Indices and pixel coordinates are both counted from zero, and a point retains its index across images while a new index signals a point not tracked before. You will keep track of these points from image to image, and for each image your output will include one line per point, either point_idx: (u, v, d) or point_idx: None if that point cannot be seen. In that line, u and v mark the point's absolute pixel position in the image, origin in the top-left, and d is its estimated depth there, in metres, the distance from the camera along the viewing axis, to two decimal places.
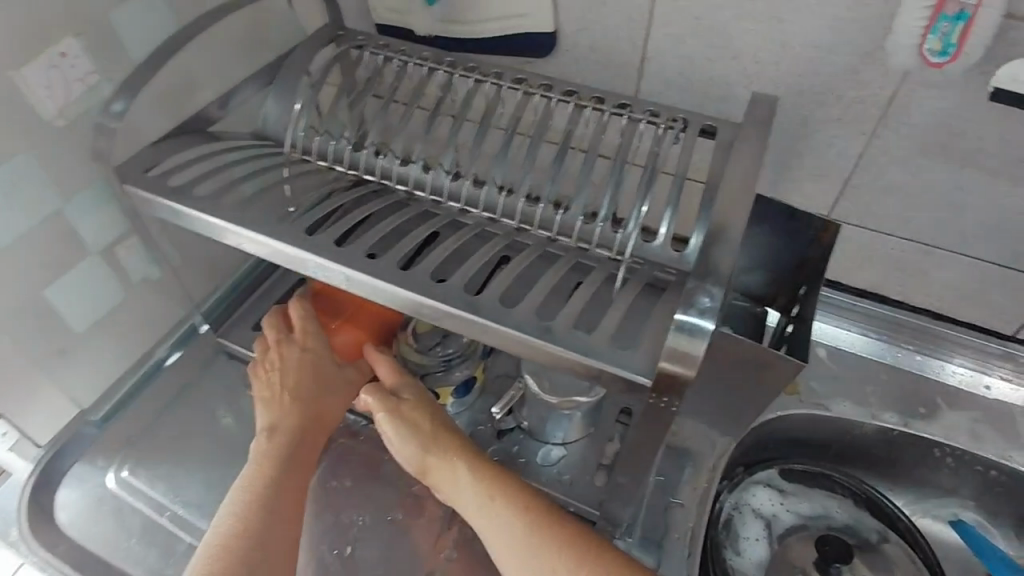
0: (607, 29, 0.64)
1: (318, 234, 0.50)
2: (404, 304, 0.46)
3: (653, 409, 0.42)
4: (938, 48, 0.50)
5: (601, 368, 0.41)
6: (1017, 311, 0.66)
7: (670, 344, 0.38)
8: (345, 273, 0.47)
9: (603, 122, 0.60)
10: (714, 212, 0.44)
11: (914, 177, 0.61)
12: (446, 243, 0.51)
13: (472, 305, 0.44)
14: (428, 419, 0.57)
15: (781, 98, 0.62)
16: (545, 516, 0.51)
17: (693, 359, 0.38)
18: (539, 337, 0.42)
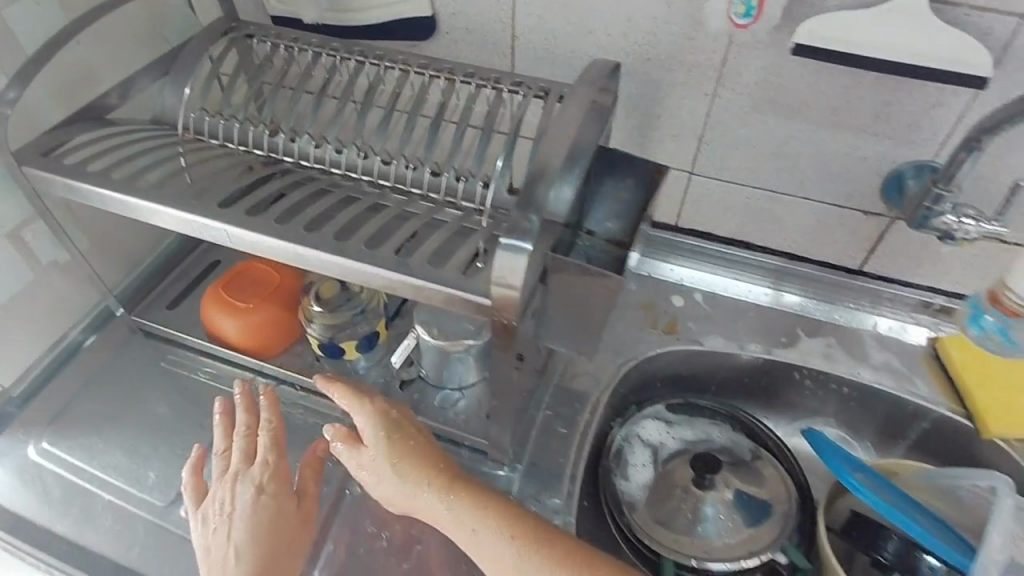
0: (479, 12, 0.71)
1: (204, 198, 0.55)
2: (281, 254, 0.52)
3: (501, 329, 0.49)
4: (742, 11, 0.60)
5: (451, 293, 0.48)
6: (855, 246, 0.75)
7: (498, 261, 0.45)
8: (227, 230, 0.52)
9: (474, 94, 0.66)
10: (545, 156, 0.51)
11: (753, 131, 0.70)
12: (324, 202, 0.57)
13: (339, 249, 0.50)
14: (410, 456, 0.57)
15: (635, 67, 0.69)
16: (538, 537, 0.54)
17: (517, 275, 0.45)
18: (397, 271, 0.49)
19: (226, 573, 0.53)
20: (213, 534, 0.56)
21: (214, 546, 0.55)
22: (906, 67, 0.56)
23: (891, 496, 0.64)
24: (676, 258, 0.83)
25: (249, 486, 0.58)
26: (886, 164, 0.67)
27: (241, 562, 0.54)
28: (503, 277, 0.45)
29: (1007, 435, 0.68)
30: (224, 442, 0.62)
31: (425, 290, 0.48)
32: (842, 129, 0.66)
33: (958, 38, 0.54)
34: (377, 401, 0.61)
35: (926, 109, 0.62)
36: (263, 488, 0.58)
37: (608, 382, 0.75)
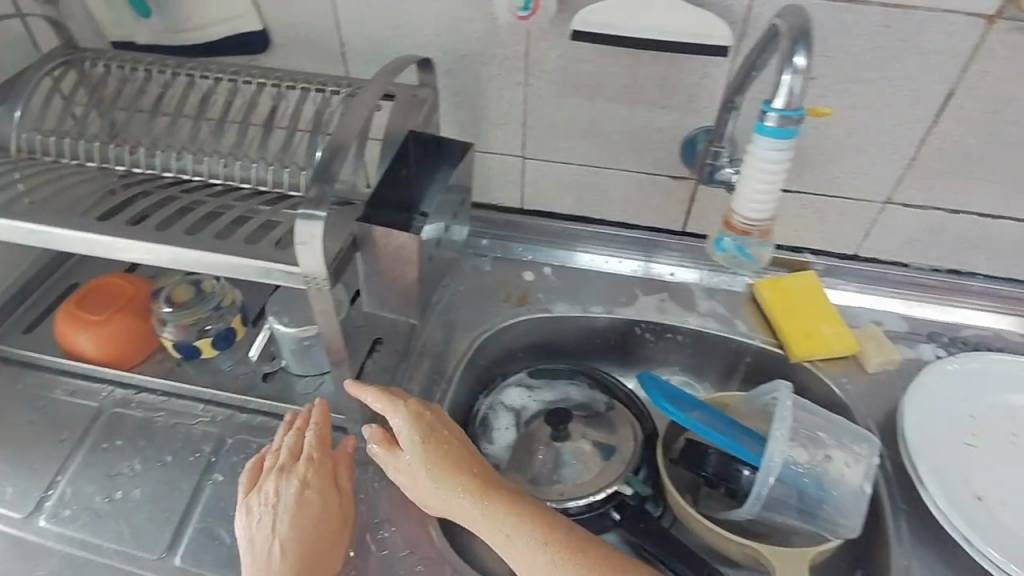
0: (307, 24, 0.76)
1: (32, 208, 0.60)
2: (109, 249, 0.57)
3: (316, 291, 0.54)
4: (522, 4, 0.65)
5: (266, 266, 0.54)
6: (673, 208, 0.84)
7: (300, 227, 0.50)
8: (52, 232, 0.58)
9: (306, 98, 0.71)
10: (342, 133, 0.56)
11: (566, 113, 0.78)
12: (154, 201, 0.63)
13: (159, 238, 0.56)
14: (440, 461, 0.60)
15: (454, 63, 0.77)
16: (569, 538, 0.57)
17: (316, 236, 0.50)
18: (212, 251, 0.55)
19: (272, 564, 0.56)
20: (258, 524, 0.59)
21: (259, 536, 0.58)
22: (666, 43, 0.65)
23: (718, 428, 0.69)
24: (528, 239, 0.91)
25: (294, 481, 0.60)
26: (679, 131, 0.77)
27: (287, 554, 0.57)
28: (303, 240, 0.51)
29: (811, 358, 0.78)
30: (280, 437, 0.64)
31: (241, 262, 0.54)
32: (637, 104, 0.76)
33: (701, 15, 0.64)
34: (411, 402, 0.63)
35: (698, 80, 0.72)
36: (306, 495, 0.60)
37: (465, 355, 0.81)
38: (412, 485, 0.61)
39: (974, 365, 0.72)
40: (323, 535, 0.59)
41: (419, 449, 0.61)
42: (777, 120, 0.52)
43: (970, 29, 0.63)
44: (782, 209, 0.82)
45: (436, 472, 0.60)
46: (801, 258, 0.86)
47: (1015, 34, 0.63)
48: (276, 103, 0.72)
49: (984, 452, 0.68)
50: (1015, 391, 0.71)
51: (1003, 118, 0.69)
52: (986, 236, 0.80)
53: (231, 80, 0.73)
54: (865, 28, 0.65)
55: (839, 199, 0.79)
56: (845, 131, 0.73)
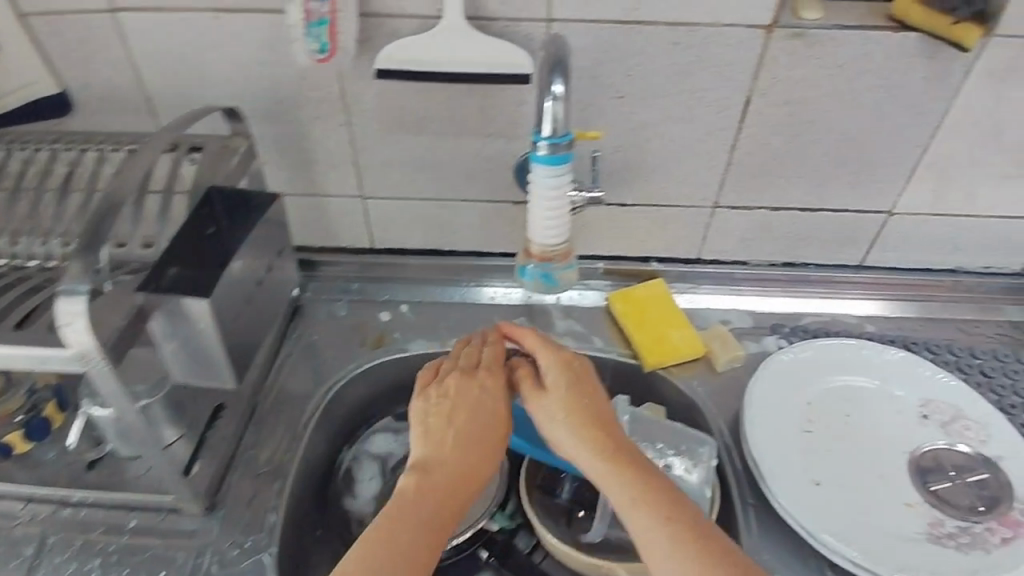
0: (105, 80, 0.72)
1: None
2: None
3: (99, 374, 0.52)
4: (318, 47, 0.63)
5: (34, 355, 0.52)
6: (520, 233, 0.85)
7: (60, 310, 0.50)
8: None
9: (107, 158, 0.71)
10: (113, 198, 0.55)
11: (395, 149, 0.77)
12: None
13: None
14: (584, 415, 0.62)
15: (271, 110, 0.74)
16: (656, 492, 0.57)
17: (79, 317, 0.50)
18: None
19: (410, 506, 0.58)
20: (429, 440, 0.62)
21: (431, 462, 0.61)
22: (469, 75, 0.65)
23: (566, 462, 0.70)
24: (383, 279, 0.89)
25: (478, 387, 0.65)
26: (510, 158, 0.78)
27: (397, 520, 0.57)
28: (67, 323, 0.50)
29: (665, 366, 0.80)
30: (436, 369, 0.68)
31: (12, 355, 0.52)
32: (463, 135, 0.76)
33: (500, 45, 0.65)
34: (560, 352, 0.66)
35: (515, 106, 0.73)
36: (485, 427, 0.63)
37: (318, 407, 0.78)
38: (556, 435, 0.62)
39: (806, 352, 0.76)
40: (433, 499, 0.59)
41: (576, 391, 0.64)
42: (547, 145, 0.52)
43: (751, 40, 0.67)
44: (622, 222, 0.84)
45: (585, 419, 0.62)
46: (649, 267, 0.89)
47: (791, 42, 0.67)
48: (77, 166, 0.71)
49: (819, 435, 0.71)
50: (844, 373, 0.75)
51: (798, 119, 0.73)
52: (809, 228, 0.84)
53: (28, 150, 0.71)
54: (658, 46, 0.68)
55: (671, 208, 0.82)
56: (662, 144, 0.76)
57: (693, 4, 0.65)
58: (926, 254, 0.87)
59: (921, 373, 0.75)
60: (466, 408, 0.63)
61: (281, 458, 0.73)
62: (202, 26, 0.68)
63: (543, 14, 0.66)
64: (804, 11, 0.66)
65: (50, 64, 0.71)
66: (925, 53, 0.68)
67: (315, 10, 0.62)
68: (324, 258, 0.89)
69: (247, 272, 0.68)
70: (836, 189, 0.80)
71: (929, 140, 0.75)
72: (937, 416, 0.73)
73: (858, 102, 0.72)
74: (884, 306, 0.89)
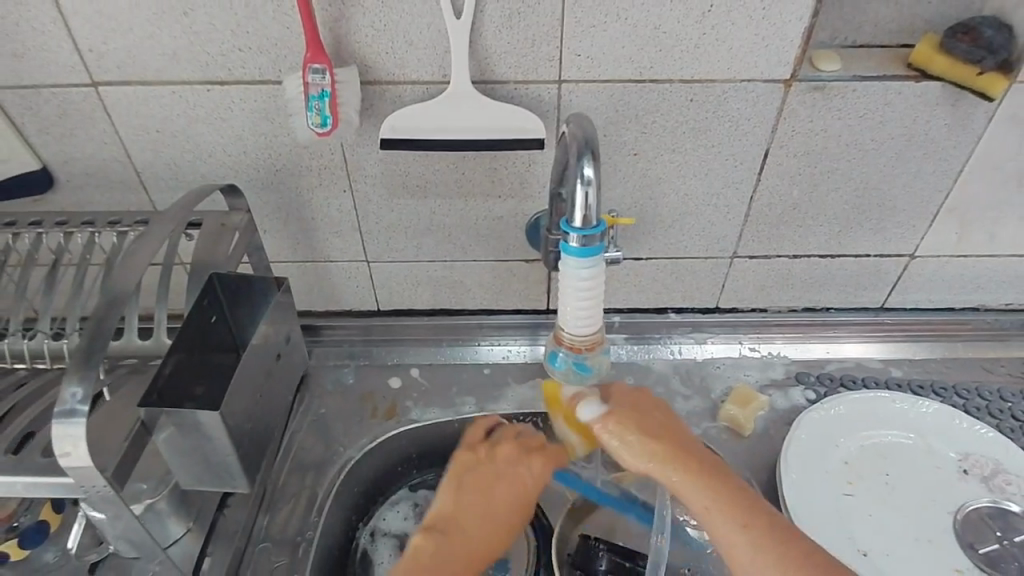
0: (90, 155, 0.68)
1: None
2: None
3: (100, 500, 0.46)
4: (319, 120, 0.60)
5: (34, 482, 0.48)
6: (532, 291, 0.82)
7: (57, 437, 0.43)
8: None
9: (66, 240, 0.65)
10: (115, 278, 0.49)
11: (400, 214, 0.74)
12: None
13: None
14: (646, 437, 0.59)
15: (267, 179, 0.70)
16: (759, 524, 0.53)
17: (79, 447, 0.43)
18: None
19: None
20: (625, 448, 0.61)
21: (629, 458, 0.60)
22: (477, 142, 0.62)
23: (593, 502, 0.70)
24: (390, 341, 0.86)
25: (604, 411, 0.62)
26: (522, 217, 0.75)
27: None
28: (65, 451, 0.43)
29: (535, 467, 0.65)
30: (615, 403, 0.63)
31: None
32: (472, 197, 0.73)
33: (507, 110, 0.62)
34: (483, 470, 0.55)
35: (526, 167, 0.70)
36: None
37: (333, 485, 0.74)
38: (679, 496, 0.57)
39: (841, 409, 0.74)
40: None
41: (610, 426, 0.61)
42: (579, 240, 0.46)
43: (770, 94, 0.65)
44: (637, 276, 0.81)
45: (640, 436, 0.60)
46: (665, 318, 0.85)
47: (810, 94, 0.65)
48: (33, 250, 0.64)
49: (862, 500, 0.69)
50: (881, 429, 0.74)
51: (818, 169, 0.71)
52: (829, 273, 0.82)
53: None
54: (672, 103, 0.65)
55: (688, 259, 0.79)
56: (678, 199, 0.73)
57: (709, 61, 0.62)
58: (948, 293, 0.85)
59: (958, 426, 0.73)
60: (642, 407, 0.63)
61: (295, 546, 0.70)
62: (192, 97, 0.64)
63: (553, 76, 0.63)
64: (823, 63, 0.65)
65: (27, 140, 0.67)
66: (948, 100, 0.66)
67: (315, 83, 0.59)
68: (329, 322, 0.85)
69: (264, 344, 0.61)
70: (858, 235, 0.78)
71: (951, 185, 0.73)
72: (978, 471, 0.71)
73: (880, 150, 0.70)
74: (907, 349, 0.86)
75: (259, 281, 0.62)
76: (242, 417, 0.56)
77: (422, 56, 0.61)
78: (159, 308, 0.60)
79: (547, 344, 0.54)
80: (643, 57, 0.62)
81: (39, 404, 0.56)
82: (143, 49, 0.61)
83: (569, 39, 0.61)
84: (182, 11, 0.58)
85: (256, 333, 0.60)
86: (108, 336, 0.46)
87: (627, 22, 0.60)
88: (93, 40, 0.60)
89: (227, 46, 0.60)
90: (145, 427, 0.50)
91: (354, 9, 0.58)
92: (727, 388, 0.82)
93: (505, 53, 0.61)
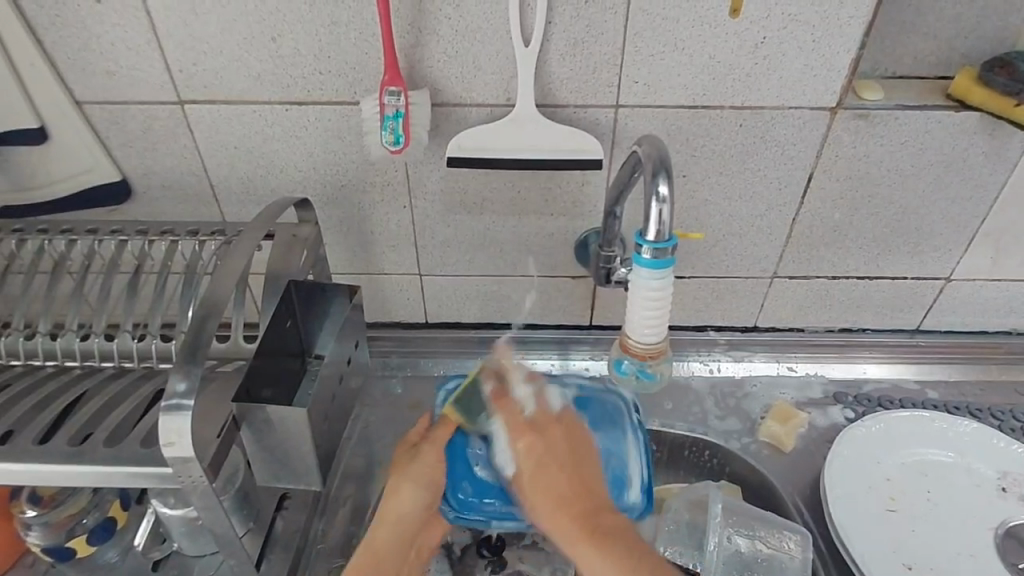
0: (169, 168, 0.72)
1: (32, 420, 0.55)
2: (13, 474, 0.51)
3: (193, 488, 0.50)
4: (392, 139, 0.64)
5: (132, 471, 0.50)
6: (577, 307, 0.85)
7: (164, 426, 0.48)
8: (31, 439, 0.53)
9: (147, 248, 0.69)
10: (212, 283, 0.53)
11: (455, 230, 0.77)
12: (25, 402, 0.58)
13: (14, 450, 0.52)
14: (546, 477, 0.58)
15: (333, 194, 0.74)
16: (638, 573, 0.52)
17: (186, 431, 0.48)
18: (69, 460, 0.51)
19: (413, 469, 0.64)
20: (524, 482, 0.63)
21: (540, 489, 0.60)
22: (538, 161, 0.65)
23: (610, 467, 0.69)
24: (436, 353, 0.88)
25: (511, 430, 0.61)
26: (572, 235, 0.78)
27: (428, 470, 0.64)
28: (169, 440, 0.48)
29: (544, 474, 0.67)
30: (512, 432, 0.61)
31: (100, 469, 0.51)
32: (525, 215, 0.76)
33: (568, 133, 0.66)
34: (427, 442, 0.65)
35: (579, 186, 0.73)
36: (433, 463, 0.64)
37: None
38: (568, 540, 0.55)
39: (880, 427, 0.76)
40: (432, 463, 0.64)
41: (527, 435, 0.60)
42: (651, 252, 0.53)
43: (816, 121, 0.68)
44: (680, 294, 0.84)
45: (538, 449, 0.59)
46: (705, 336, 0.88)
47: (855, 121, 0.68)
48: (116, 256, 0.68)
49: (903, 516, 0.71)
50: (921, 448, 0.75)
51: (859, 194, 0.74)
52: (866, 295, 0.84)
53: (65, 241, 0.69)
54: (721, 128, 0.68)
55: (730, 278, 0.82)
56: (724, 220, 0.76)
57: (760, 89, 0.66)
58: (982, 317, 0.87)
59: (997, 446, 0.74)
60: (560, 438, 0.60)
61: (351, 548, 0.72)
62: (271, 116, 0.68)
63: (611, 101, 0.67)
64: (865, 93, 0.68)
65: (112, 154, 0.71)
66: (986, 130, 0.69)
67: (390, 104, 0.63)
68: (377, 333, 0.88)
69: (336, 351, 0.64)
70: (895, 258, 0.80)
71: (988, 211, 0.76)
72: (1017, 490, 0.72)
73: (919, 176, 0.73)
74: (942, 370, 0.87)
75: (336, 291, 0.66)
76: (321, 417, 0.59)
77: (490, 81, 0.65)
78: (238, 315, 0.64)
79: (612, 350, 0.61)
80: (696, 85, 0.66)
81: (135, 399, 0.59)
82: (230, 71, 0.65)
83: (628, 67, 0.64)
84: (270, 36, 0.63)
85: (333, 340, 0.63)
86: (209, 337, 0.50)
87: (683, 52, 0.64)
88: (184, 61, 0.65)
89: (309, 70, 0.65)
90: (235, 422, 0.54)
91: (430, 37, 0.63)
92: (767, 405, 0.84)
93: (568, 79, 0.65)
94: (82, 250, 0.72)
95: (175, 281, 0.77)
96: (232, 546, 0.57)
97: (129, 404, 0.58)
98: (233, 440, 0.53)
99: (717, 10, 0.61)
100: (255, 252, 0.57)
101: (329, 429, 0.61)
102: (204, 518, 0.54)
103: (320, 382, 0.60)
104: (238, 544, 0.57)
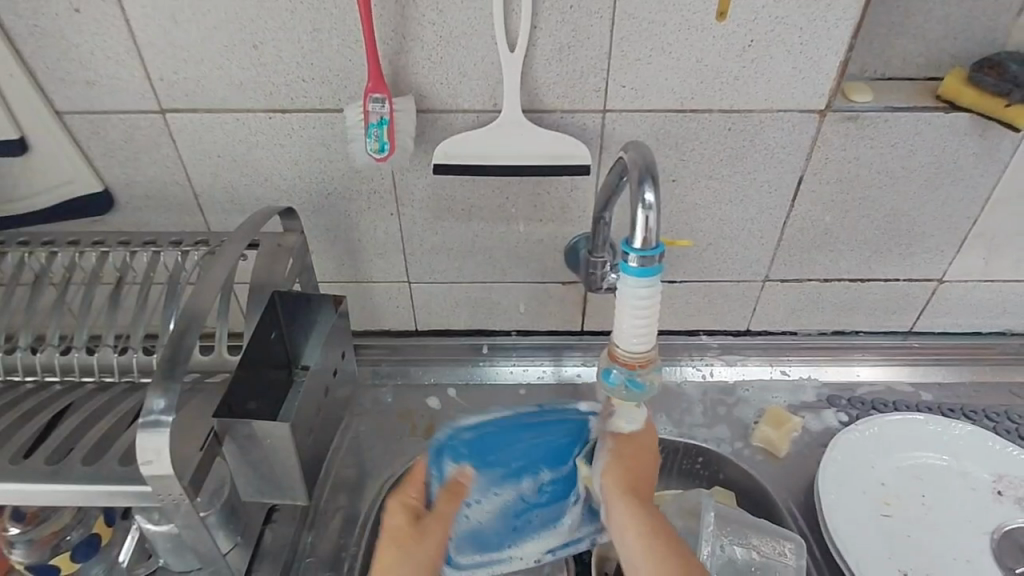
0: (151, 178, 0.71)
1: (8, 439, 0.54)
2: None
3: (174, 505, 0.49)
4: (377, 147, 0.63)
5: (111, 490, 0.49)
6: (567, 313, 0.84)
7: (141, 443, 0.47)
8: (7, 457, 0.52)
9: (129, 260, 0.68)
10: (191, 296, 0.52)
11: (442, 237, 0.76)
12: (3, 420, 0.57)
13: None
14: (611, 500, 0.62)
15: (319, 202, 0.73)
16: None
17: (165, 449, 0.47)
18: (47, 478, 0.50)
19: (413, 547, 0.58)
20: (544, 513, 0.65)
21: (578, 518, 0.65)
22: (525, 168, 0.65)
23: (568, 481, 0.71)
24: (426, 361, 0.87)
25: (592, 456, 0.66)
26: (562, 240, 0.77)
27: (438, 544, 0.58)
28: (148, 458, 0.47)
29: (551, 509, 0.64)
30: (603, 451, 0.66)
31: (78, 488, 0.50)
32: (513, 221, 0.75)
33: (556, 138, 0.65)
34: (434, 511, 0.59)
35: (568, 192, 0.73)
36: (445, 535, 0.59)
37: (376, 502, 0.75)
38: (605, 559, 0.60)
39: (874, 431, 0.75)
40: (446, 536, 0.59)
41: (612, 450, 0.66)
42: (638, 260, 0.52)
43: (805, 124, 0.68)
44: (671, 298, 0.83)
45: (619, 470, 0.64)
46: (697, 340, 0.87)
47: (844, 124, 0.68)
48: (97, 268, 0.67)
49: (898, 521, 0.71)
50: (916, 450, 0.75)
51: (849, 196, 0.73)
52: (859, 297, 0.84)
53: (46, 253, 0.68)
54: (710, 131, 0.68)
55: (721, 282, 0.81)
56: (714, 224, 0.75)
57: (749, 92, 0.65)
58: (975, 318, 0.86)
59: (990, 447, 0.74)
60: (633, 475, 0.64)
61: (340, 561, 0.71)
62: (254, 124, 0.67)
63: (599, 106, 0.66)
64: (854, 95, 0.68)
65: (92, 164, 0.70)
66: (976, 131, 0.69)
67: (375, 111, 0.62)
68: (366, 341, 0.87)
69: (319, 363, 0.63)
70: (887, 260, 0.80)
71: (979, 212, 0.75)
72: (1012, 493, 0.72)
73: (909, 178, 0.72)
74: (937, 372, 0.87)
75: (321, 301, 0.65)
76: (305, 429, 0.58)
77: (475, 87, 0.64)
78: (221, 326, 0.63)
79: (600, 360, 0.60)
80: (685, 89, 0.65)
81: (115, 415, 0.58)
82: (212, 79, 0.64)
83: (615, 72, 0.64)
84: (251, 44, 0.62)
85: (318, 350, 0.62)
86: (189, 351, 0.49)
87: (670, 56, 0.63)
88: (165, 70, 0.64)
89: (291, 78, 0.64)
90: (216, 437, 0.53)
91: (413, 43, 0.62)
92: (760, 410, 0.83)
93: (554, 84, 0.64)
94: (63, 262, 0.71)
95: (159, 292, 0.75)
96: (216, 563, 0.56)
97: (108, 420, 0.57)
98: (214, 456, 0.53)
99: (704, 13, 0.61)
100: (237, 263, 0.56)
101: (314, 443, 0.60)
102: (187, 536, 0.53)
103: (304, 394, 0.58)
104: (222, 561, 0.56)
